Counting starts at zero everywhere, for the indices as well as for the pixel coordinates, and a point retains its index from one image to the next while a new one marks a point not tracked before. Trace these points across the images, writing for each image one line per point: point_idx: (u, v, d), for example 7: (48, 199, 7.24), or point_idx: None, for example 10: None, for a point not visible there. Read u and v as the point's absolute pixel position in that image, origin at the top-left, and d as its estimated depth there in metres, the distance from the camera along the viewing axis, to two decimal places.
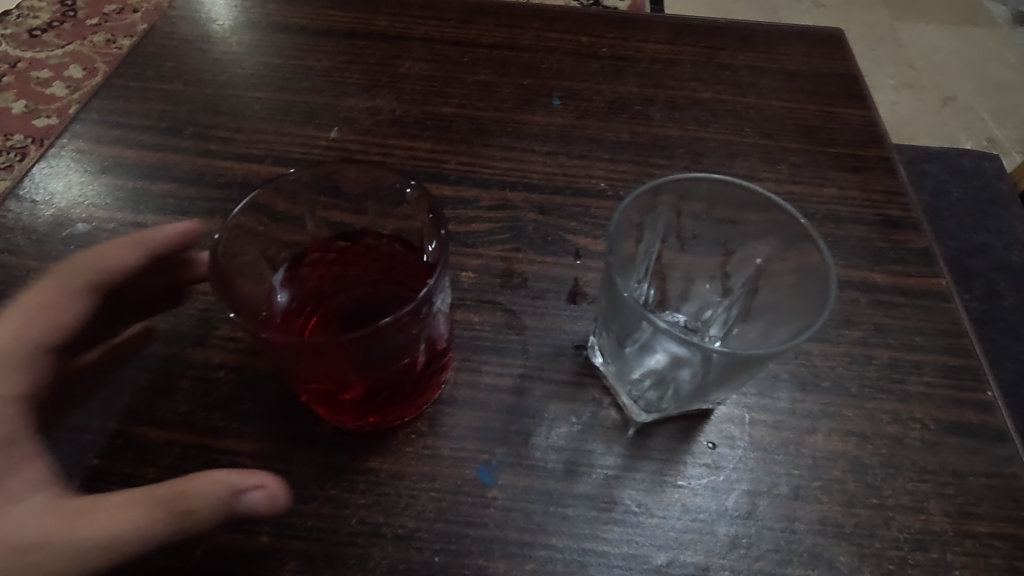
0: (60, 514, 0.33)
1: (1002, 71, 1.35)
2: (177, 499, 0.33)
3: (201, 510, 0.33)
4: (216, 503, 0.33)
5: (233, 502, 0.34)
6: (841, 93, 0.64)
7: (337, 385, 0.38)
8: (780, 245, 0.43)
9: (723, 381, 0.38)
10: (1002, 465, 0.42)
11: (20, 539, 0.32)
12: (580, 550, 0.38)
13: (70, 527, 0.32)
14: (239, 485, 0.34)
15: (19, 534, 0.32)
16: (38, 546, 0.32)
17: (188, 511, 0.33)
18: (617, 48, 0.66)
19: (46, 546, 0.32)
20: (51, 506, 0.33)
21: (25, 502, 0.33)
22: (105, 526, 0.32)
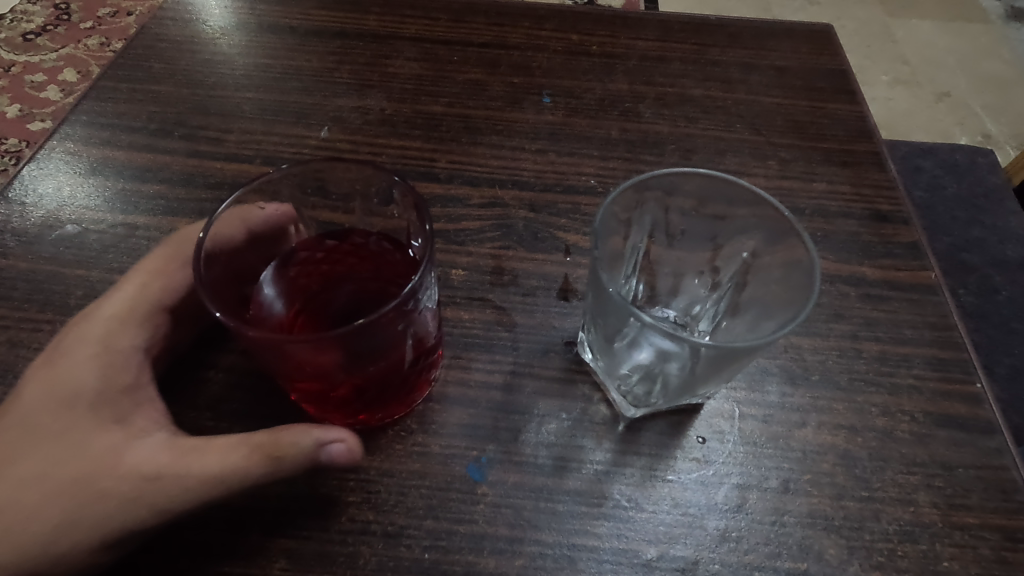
0: (179, 450, 0.36)
1: (996, 66, 1.35)
2: (268, 446, 0.35)
3: (291, 458, 0.35)
4: (303, 452, 0.35)
5: (316, 452, 0.36)
6: (831, 88, 0.64)
7: (325, 383, 0.38)
8: (765, 240, 0.44)
9: (711, 374, 0.39)
10: (991, 456, 0.42)
11: (147, 469, 0.36)
12: (570, 545, 0.38)
13: (187, 461, 0.36)
14: (323, 437, 0.36)
15: (146, 466, 0.36)
16: (161, 476, 0.35)
17: (280, 457, 0.35)
18: (607, 45, 0.66)
19: (168, 476, 0.35)
20: (172, 443, 0.37)
21: (150, 438, 0.37)
22: (215, 463, 0.35)
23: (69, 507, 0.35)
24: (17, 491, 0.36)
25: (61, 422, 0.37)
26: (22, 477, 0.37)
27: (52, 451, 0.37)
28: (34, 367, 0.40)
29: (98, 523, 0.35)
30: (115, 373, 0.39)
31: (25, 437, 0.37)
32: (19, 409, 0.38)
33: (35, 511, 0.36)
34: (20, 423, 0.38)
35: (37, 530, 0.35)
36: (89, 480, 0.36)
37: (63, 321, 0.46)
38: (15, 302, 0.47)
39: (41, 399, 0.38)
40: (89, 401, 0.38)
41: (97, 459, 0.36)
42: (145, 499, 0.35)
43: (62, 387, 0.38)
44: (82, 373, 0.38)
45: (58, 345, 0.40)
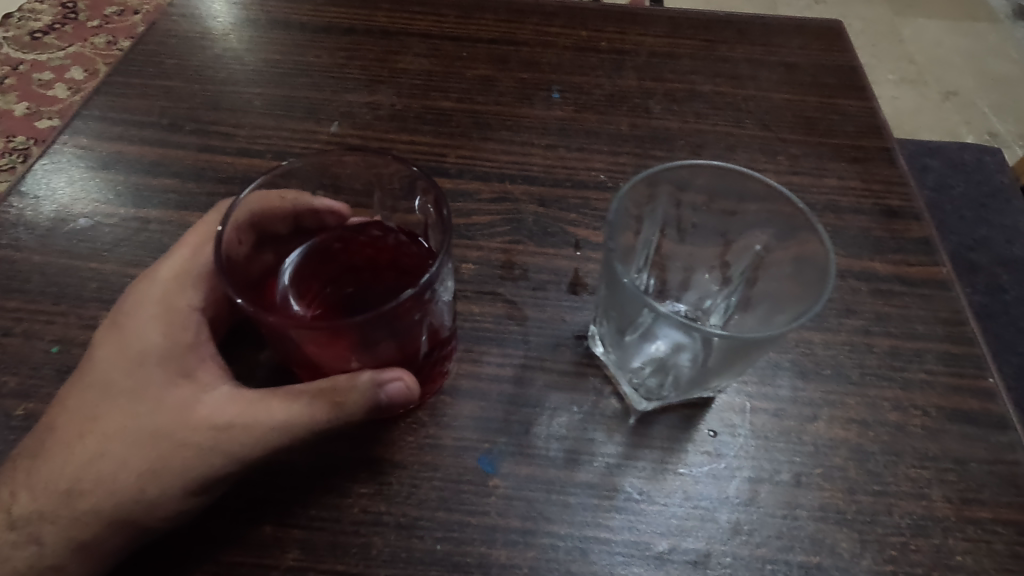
0: (248, 400, 0.37)
1: (1004, 65, 1.35)
2: (328, 391, 0.35)
3: (352, 399, 0.35)
4: (362, 395, 0.35)
5: (376, 392, 0.36)
6: (841, 85, 0.64)
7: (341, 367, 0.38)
8: (777, 235, 0.44)
9: (724, 367, 0.39)
10: (1004, 452, 0.42)
11: (221, 419, 0.36)
12: (582, 537, 0.38)
13: (257, 410, 0.36)
14: (379, 379, 0.36)
15: (220, 415, 0.36)
16: (235, 423, 0.36)
17: (341, 401, 0.35)
18: (616, 41, 0.66)
19: (241, 425, 0.36)
20: (240, 394, 0.37)
21: (219, 390, 0.38)
22: (284, 410, 0.36)
23: (151, 459, 0.36)
24: (97, 449, 0.37)
25: (132, 379, 0.38)
26: (101, 435, 0.37)
27: (126, 407, 0.37)
28: (100, 330, 0.40)
29: (182, 471, 0.36)
30: (180, 330, 0.39)
31: (98, 396, 0.38)
32: (90, 371, 0.39)
33: (117, 465, 0.36)
34: (92, 384, 0.38)
35: (123, 483, 0.36)
36: (167, 432, 0.36)
37: (76, 313, 0.46)
38: (28, 295, 0.47)
39: (110, 358, 0.38)
40: (157, 357, 0.38)
41: (171, 412, 0.37)
42: (223, 448, 0.36)
43: (132, 346, 0.39)
44: (149, 331, 0.39)
45: (121, 308, 0.40)
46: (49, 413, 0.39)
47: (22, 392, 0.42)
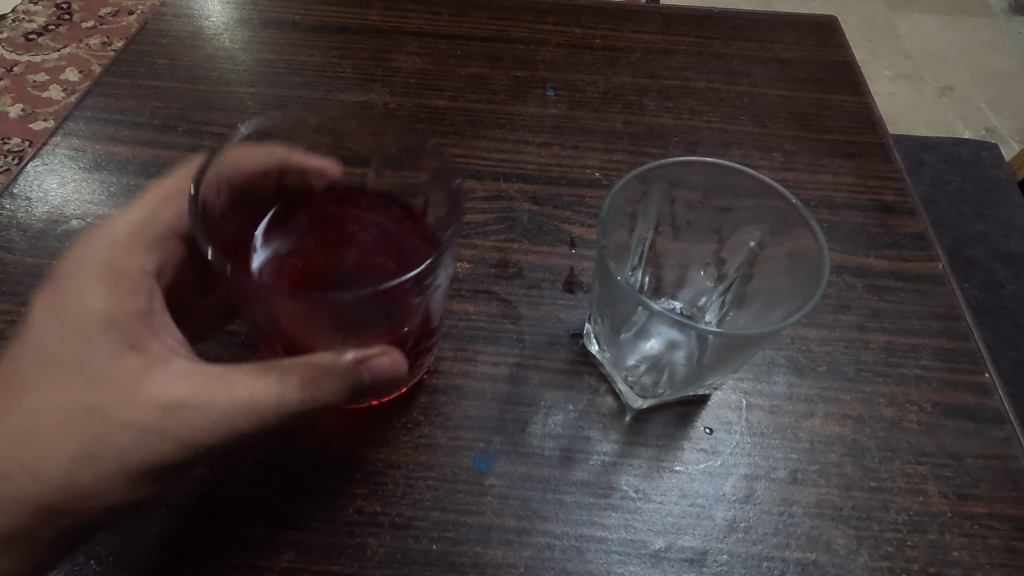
0: (204, 375, 0.35)
1: (999, 60, 1.35)
2: (305, 371, 0.34)
3: (329, 377, 0.34)
4: (341, 374, 0.34)
5: (356, 372, 0.35)
6: (835, 80, 0.64)
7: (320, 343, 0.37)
8: (771, 231, 0.43)
9: (718, 363, 0.39)
10: (1000, 446, 0.42)
11: (167, 396, 0.35)
12: (578, 536, 0.38)
13: (211, 387, 0.35)
14: (361, 357, 0.35)
15: (166, 391, 0.35)
16: (181, 402, 0.34)
17: (315, 379, 0.34)
18: (610, 38, 0.66)
19: (191, 406, 0.34)
20: (194, 368, 0.36)
21: (169, 364, 0.36)
22: (242, 388, 0.34)
23: (90, 434, 0.35)
24: (32, 425, 0.36)
25: (69, 352, 0.36)
26: (39, 404, 0.36)
27: (62, 383, 0.36)
28: (44, 295, 0.39)
29: (122, 451, 0.35)
30: (126, 301, 0.37)
31: (34, 368, 0.37)
32: (29, 340, 0.37)
33: (53, 442, 0.35)
34: (27, 356, 0.37)
35: (62, 458, 0.35)
36: (106, 407, 0.35)
37: None
38: (21, 298, 0.47)
39: (48, 329, 0.37)
40: (98, 327, 0.36)
41: (114, 383, 0.35)
42: (167, 428, 0.34)
43: (72, 314, 0.37)
44: (90, 301, 0.37)
45: (67, 272, 0.39)
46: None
47: None
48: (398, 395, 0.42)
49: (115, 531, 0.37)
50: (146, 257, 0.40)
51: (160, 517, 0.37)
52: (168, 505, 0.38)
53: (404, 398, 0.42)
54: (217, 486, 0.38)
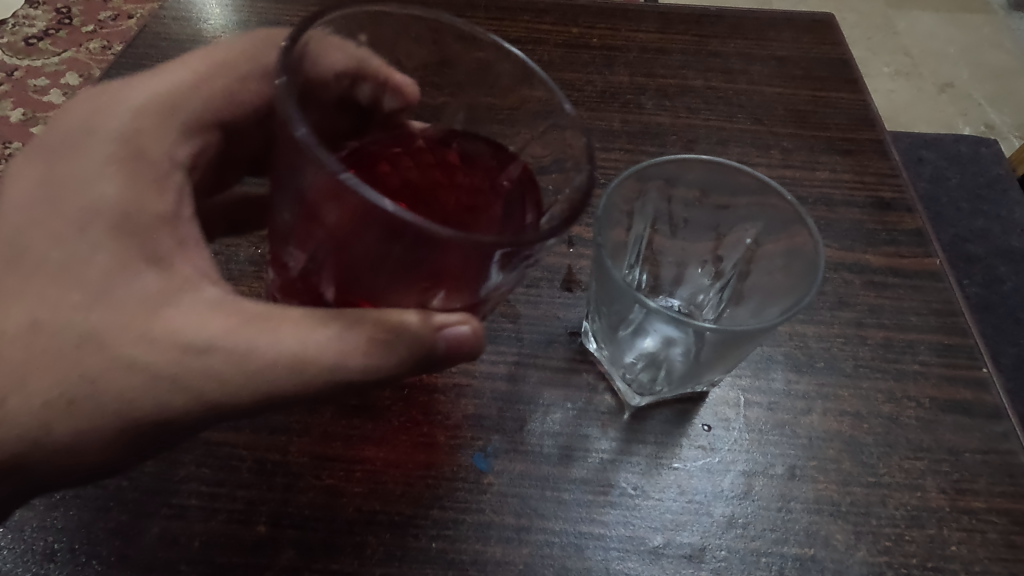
0: (238, 318, 0.33)
1: (998, 56, 1.35)
2: (382, 334, 0.32)
3: (401, 344, 0.32)
4: (416, 340, 0.32)
5: (432, 340, 0.32)
6: (832, 78, 0.64)
7: (389, 297, 0.32)
8: (767, 228, 0.44)
9: (716, 360, 0.39)
10: (998, 441, 0.42)
11: (194, 337, 0.32)
12: (576, 533, 0.38)
13: (250, 333, 0.32)
14: (441, 325, 0.33)
15: (189, 331, 0.33)
16: (211, 344, 0.32)
17: (390, 343, 0.32)
18: (608, 37, 0.66)
19: (223, 347, 0.32)
20: (224, 305, 0.34)
21: (194, 295, 0.34)
22: (291, 340, 0.32)
23: (83, 368, 0.32)
24: (14, 318, 0.33)
25: (77, 240, 0.33)
26: (39, 291, 0.33)
27: (61, 275, 0.33)
28: (44, 166, 0.36)
29: (123, 399, 0.32)
30: (150, 196, 0.35)
31: (27, 254, 0.34)
32: (22, 217, 0.34)
33: (38, 348, 0.32)
34: (20, 237, 0.34)
35: (42, 400, 0.32)
36: (111, 336, 0.32)
37: None
38: None
39: (52, 212, 0.34)
40: (115, 216, 0.34)
41: (134, 285, 0.33)
42: (182, 379, 0.32)
43: (83, 200, 0.34)
44: (108, 190, 0.34)
45: (76, 146, 0.36)
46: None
47: None
48: (396, 395, 0.43)
49: (115, 531, 0.37)
50: (177, 149, 0.37)
51: (161, 517, 0.37)
52: (169, 505, 0.38)
53: (403, 397, 0.42)
54: (217, 485, 0.39)
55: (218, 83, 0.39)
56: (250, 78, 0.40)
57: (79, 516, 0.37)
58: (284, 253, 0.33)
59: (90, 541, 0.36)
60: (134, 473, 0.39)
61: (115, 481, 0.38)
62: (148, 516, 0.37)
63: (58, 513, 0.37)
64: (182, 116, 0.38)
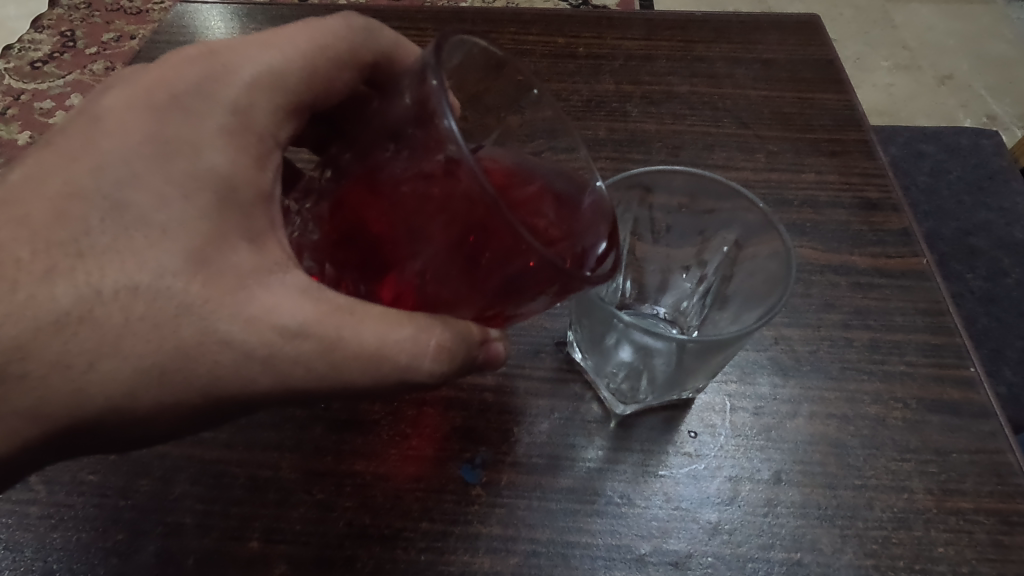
0: (330, 304, 0.31)
1: (998, 46, 1.34)
2: (447, 342, 0.32)
3: (456, 350, 0.33)
4: (467, 349, 0.33)
5: (475, 350, 0.34)
6: (819, 79, 0.65)
7: (445, 306, 0.33)
8: (746, 231, 0.44)
9: (697, 367, 0.39)
10: (985, 440, 0.42)
11: (288, 320, 0.31)
12: (563, 543, 0.38)
13: (337, 322, 0.31)
14: (483, 337, 0.35)
15: (285, 313, 0.31)
16: (303, 330, 0.31)
17: (448, 350, 0.32)
18: (593, 46, 0.67)
19: (317, 333, 0.31)
20: (316, 290, 0.32)
21: (287, 276, 0.32)
22: (372, 333, 0.31)
23: (179, 339, 0.31)
24: (111, 278, 0.31)
25: (181, 205, 0.31)
26: (140, 253, 0.31)
27: (163, 238, 0.31)
28: (147, 116, 0.32)
29: (216, 374, 0.31)
30: (254, 172, 0.33)
31: (129, 211, 0.31)
32: (122, 168, 0.31)
33: (135, 312, 0.30)
34: (120, 191, 0.31)
35: (130, 369, 0.31)
36: (210, 309, 0.31)
37: None
38: None
39: (158, 170, 0.32)
40: (218, 188, 0.32)
41: (234, 260, 0.31)
42: (273, 360, 0.31)
43: (190, 166, 0.32)
44: (217, 159, 0.32)
45: (185, 104, 0.33)
46: (51, 191, 0.32)
47: None
48: (387, 408, 0.43)
49: (112, 551, 0.38)
50: (280, 129, 0.35)
51: (156, 535, 0.38)
52: (163, 524, 0.39)
53: (393, 410, 0.43)
54: (211, 502, 0.39)
55: (325, 57, 0.36)
56: (350, 63, 0.37)
57: (78, 536, 0.38)
58: (340, 239, 0.32)
59: (88, 561, 0.37)
60: (131, 493, 0.39)
61: (112, 501, 0.39)
62: (144, 535, 0.38)
63: (57, 534, 0.38)
64: (290, 92, 0.35)
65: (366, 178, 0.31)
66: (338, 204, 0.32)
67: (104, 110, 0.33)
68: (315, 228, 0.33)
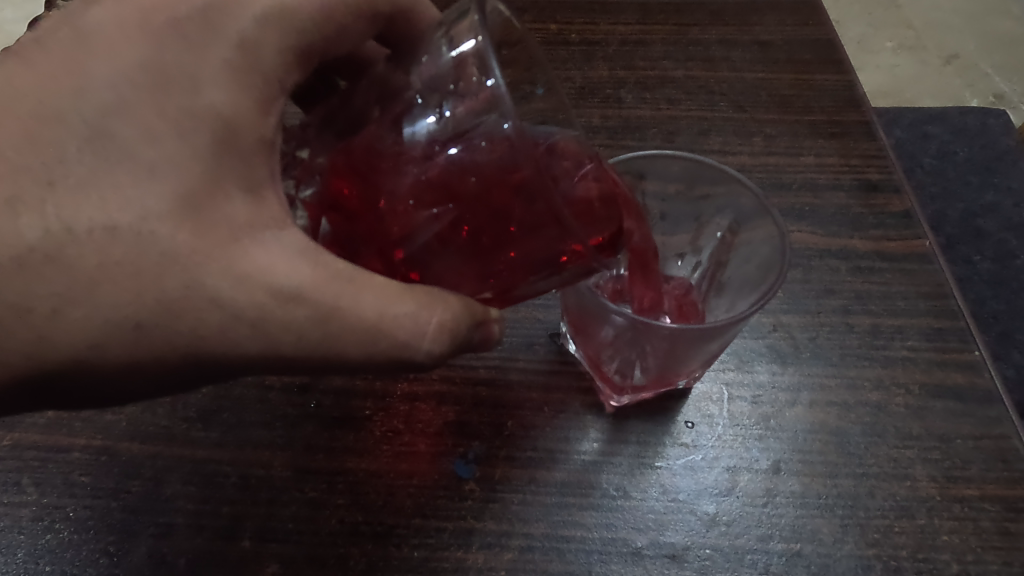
0: (328, 268, 0.29)
1: (1005, 22, 1.30)
2: (450, 319, 0.30)
3: (456, 329, 0.30)
4: (466, 329, 0.31)
5: (472, 335, 0.31)
6: (818, 60, 0.63)
7: (450, 277, 0.31)
8: (741, 216, 0.43)
9: (691, 354, 0.38)
10: (989, 426, 0.41)
11: (284, 282, 0.29)
12: (557, 537, 0.38)
13: (336, 290, 0.29)
14: (483, 320, 0.32)
15: (279, 272, 0.29)
16: (298, 293, 0.29)
17: (451, 328, 0.30)
18: (586, 32, 0.65)
19: (313, 297, 0.28)
20: (315, 251, 0.29)
21: (283, 233, 0.29)
22: (372, 304, 0.29)
23: (159, 290, 0.29)
24: (87, 214, 0.29)
25: (172, 142, 0.29)
26: (121, 192, 0.29)
27: (149, 178, 0.29)
28: (142, 41, 0.30)
29: (196, 335, 0.29)
30: (257, 117, 0.30)
31: (112, 144, 0.29)
32: (111, 95, 0.29)
33: (111, 255, 0.29)
34: (106, 120, 0.29)
35: (105, 318, 0.29)
36: (195, 260, 0.29)
37: None
38: None
39: (147, 105, 0.29)
40: (212, 130, 0.29)
41: (221, 208, 0.29)
42: (263, 324, 0.29)
43: (187, 101, 0.29)
44: (218, 97, 0.29)
45: (186, 31, 0.30)
46: (24, 111, 0.30)
47: (7, 421, 0.41)
48: (378, 404, 0.42)
49: (105, 551, 0.38)
50: (288, 74, 0.31)
51: (148, 536, 0.38)
52: (155, 524, 0.38)
53: (384, 406, 0.42)
54: (202, 502, 0.39)
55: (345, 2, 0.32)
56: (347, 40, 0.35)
57: (71, 537, 0.38)
58: (343, 197, 0.31)
59: (81, 562, 0.37)
60: (124, 493, 0.39)
61: (104, 501, 0.39)
62: (136, 536, 0.38)
63: (50, 536, 0.38)
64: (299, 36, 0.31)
65: (384, 134, 0.30)
66: (349, 155, 0.30)
67: (93, 26, 0.30)
68: (313, 183, 0.31)
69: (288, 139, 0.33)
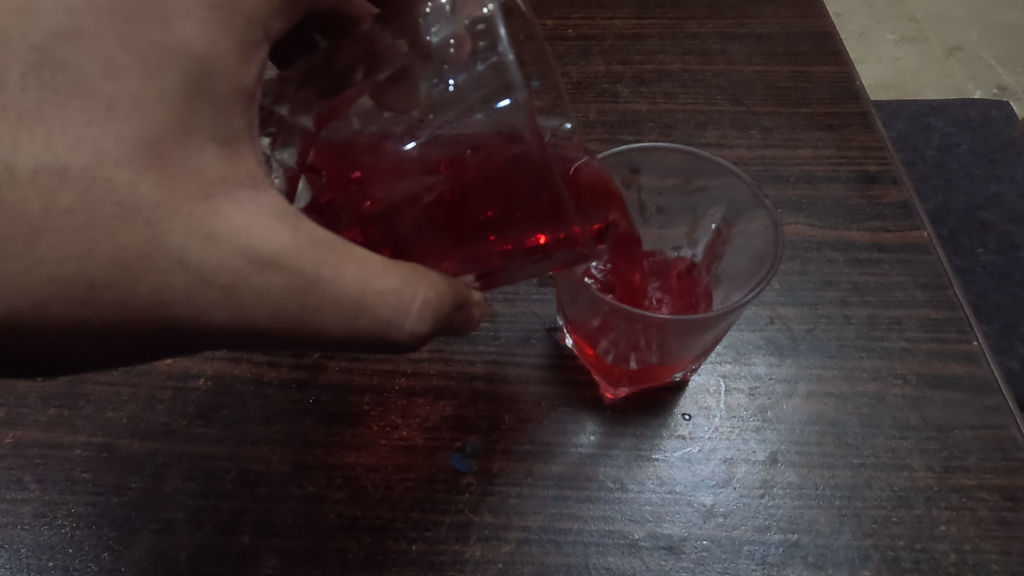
0: (311, 235, 0.28)
1: (1009, 12, 1.29)
2: (434, 295, 0.30)
3: (439, 307, 0.30)
4: (447, 309, 0.30)
5: (452, 316, 0.31)
6: (815, 51, 0.63)
7: (435, 254, 0.31)
8: (734, 209, 0.43)
9: (686, 345, 0.38)
10: (988, 416, 0.41)
11: (260, 247, 0.27)
12: (554, 529, 0.38)
13: (316, 259, 0.27)
14: (463, 301, 0.32)
15: (253, 236, 0.27)
16: (275, 259, 0.27)
17: (436, 305, 0.30)
18: (583, 27, 0.65)
19: (291, 266, 0.27)
20: (294, 216, 0.28)
21: (258, 194, 0.28)
22: (355, 278, 0.28)
23: (116, 246, 0.26)
24: (30, 152, 0.26)
25: (136, 79, 0.26)
26: (73, 130, 0.26)
27: (105, 116, 0.26)
28: None
29: (156, 295, 0.27)
30: (234, 61, 0.28)
31: (64, 75, 0.26)
32: (65, 21, 0.26)
33: (61, 202, 0.26)
34: (59, 48, 0.26)
35: (52, 272, 0.26)
36: (158, 215, 0.26)
37: None
38: None
39: (106, 35, 0.26)
40: (184, 69, 0.27)
41: (190, 159, 0.27)
42: (235, 291, 0.27)
43: (155, 35, 0.27)
44: (191, 32, 0.27)
45: None
46: None
47: (9, 420, 0.41)
48: (376, 399, 0.43)
49: (106, 546, 0.38)
50: None
51: (149, 531, 0.38)
52: (156, 520, 0.39)
53: (381, 401, 0.43)
54: (202, 498, 0.39)
55: None
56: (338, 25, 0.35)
57: (72, 533, 0.38)
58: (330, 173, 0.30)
59: (82, 558, 0.38)
60: (125, 490, 0.39)
61: (106, 497, 0.39)
62: (137, 531, 0.38)
63: (53, 533, 0.38)
64: None
65: (369, 96, 0.30)
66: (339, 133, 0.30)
67: None
68: (290, 142, 0.31)
69: (265, 92, 0.32)
